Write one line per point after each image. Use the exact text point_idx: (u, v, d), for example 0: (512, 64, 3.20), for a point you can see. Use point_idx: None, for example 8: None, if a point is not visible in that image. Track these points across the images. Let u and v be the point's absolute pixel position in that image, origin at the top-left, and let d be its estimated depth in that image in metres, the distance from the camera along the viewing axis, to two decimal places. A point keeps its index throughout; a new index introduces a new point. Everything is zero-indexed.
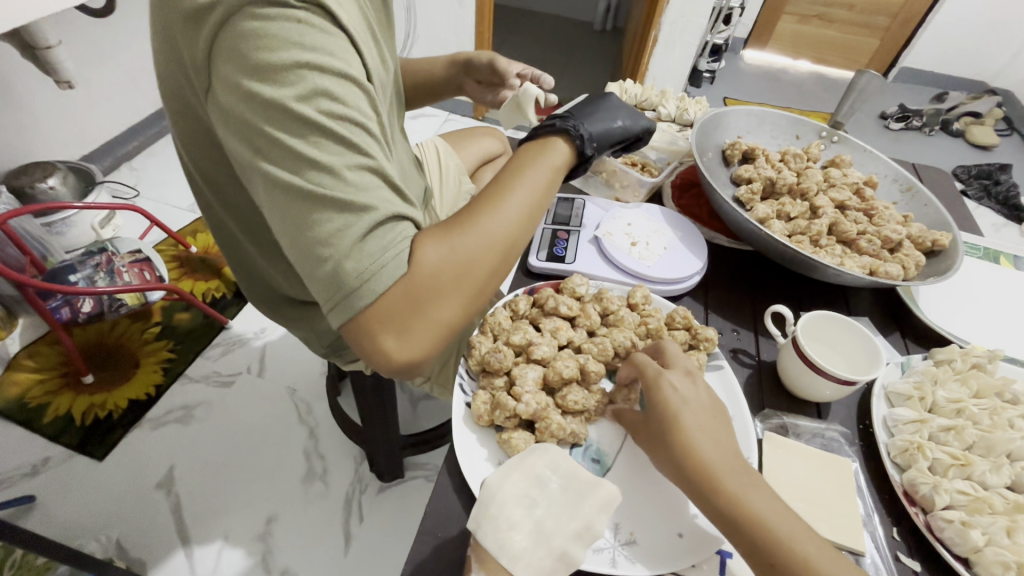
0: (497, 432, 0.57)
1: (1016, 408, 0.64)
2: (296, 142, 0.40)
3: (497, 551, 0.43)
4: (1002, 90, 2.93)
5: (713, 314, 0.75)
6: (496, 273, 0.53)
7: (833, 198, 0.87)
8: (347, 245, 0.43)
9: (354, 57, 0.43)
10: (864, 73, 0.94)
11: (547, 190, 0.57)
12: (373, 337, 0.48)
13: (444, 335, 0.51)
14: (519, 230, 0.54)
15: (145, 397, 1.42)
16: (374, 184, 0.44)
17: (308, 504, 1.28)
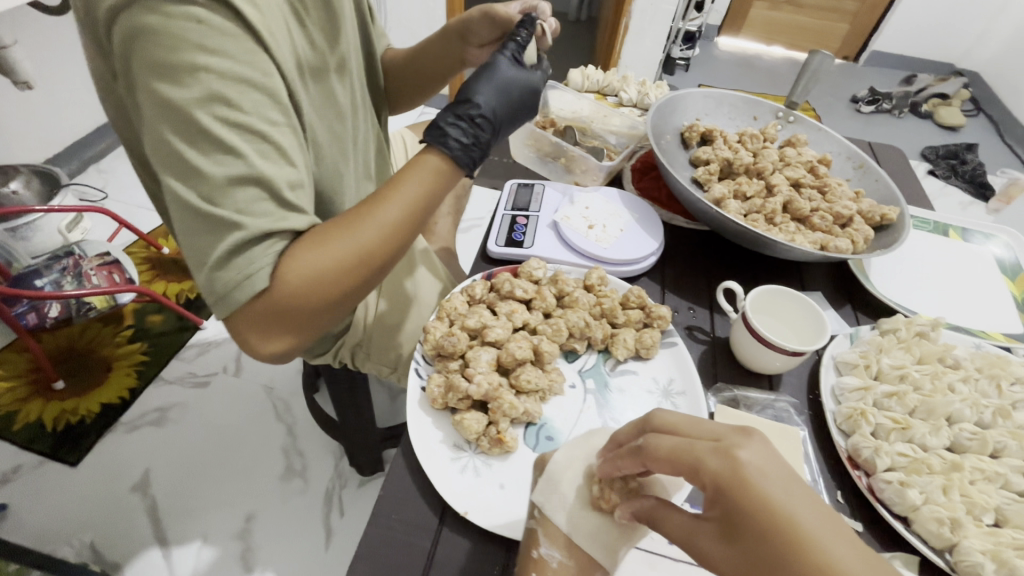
0: (451, 414, 0.58)
1: (956, 372, 0.66)
2: (190, 149, 0.42)
3: (568, 528, 0.45)
4: (968, 72, 2.99)
5: (669, 293, 0.76)
6: (371, 279, 0.54)
7: (788, 176, 0.89)
8: (220, 255, 0.45)
9: (262, 62, 0.45)
10: (817, 53, 0.95)
11: (431, 200, 0.57)
12: (242, 336, 0.50)
13: (312, 332, 0.53)
14: (399, 243, 0.55)
15: (118, 400, 1.40)
16: (258, 199, 0.45)
17: (287, 500, 1.28)
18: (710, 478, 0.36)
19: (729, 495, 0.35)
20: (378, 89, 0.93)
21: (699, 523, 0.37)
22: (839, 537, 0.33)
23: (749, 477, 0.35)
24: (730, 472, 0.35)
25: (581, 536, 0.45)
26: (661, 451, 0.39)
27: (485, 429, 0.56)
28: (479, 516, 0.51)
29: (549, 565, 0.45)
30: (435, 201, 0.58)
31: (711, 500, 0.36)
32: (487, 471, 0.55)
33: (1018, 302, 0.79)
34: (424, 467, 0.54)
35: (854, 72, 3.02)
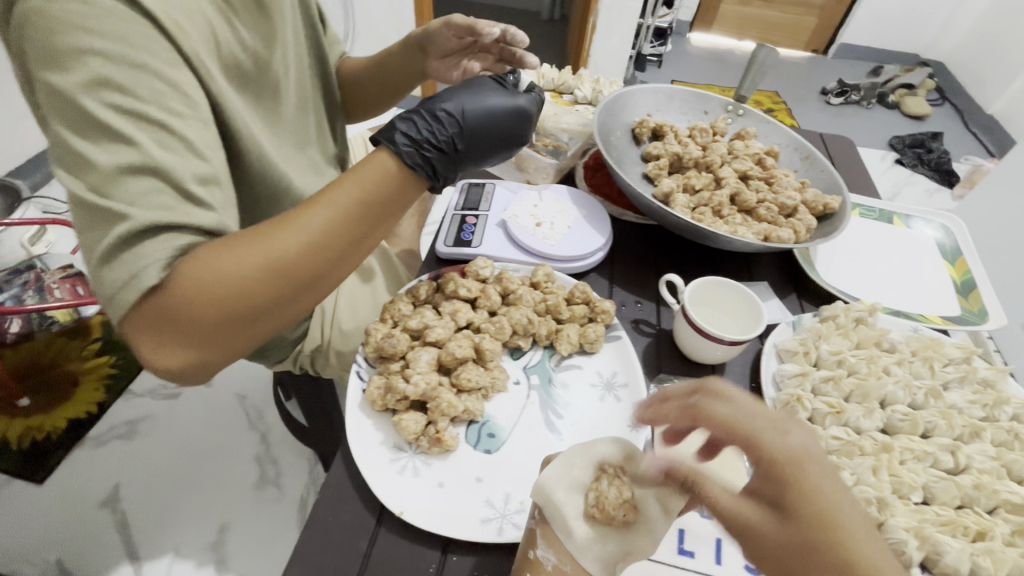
0: (392, 415, 0.58)
1: (891, 356, 0.68)
2: (82, 142, 0.43)
3: (565, 535, 0.41)
4: (934, 62, 3.05)
5: (617, 288, 0.77)
6: (291, 291, 0.50)
7: (736, 168, 0.90)
8: (108, 248, 0.44)
9: (157, 48, 0.47)
10: (763, 47, 0.97)
11: (372, 213, 0.54)
12: (138, 341, 0.47)
13: (217, 342, 0.49)
14: (320, 254, 0.51)
15: (86, 415, 1.38)
16: (151, 189, 0.44)
17: (260, 508, 1.27)
18: (762, 452, 0.36)
19: (775, 466, 0.36)
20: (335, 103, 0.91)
21: (743, 502, 0.36)
22: (885, 543, 0.34)
23: (804, 458, 0.36)
24: (781, 445, 0.36)
25: (577, 547, 0.40)
26: (715, 418, 0.38)
27: (424, 429, 0.56)
28: (414, 516, 0.51)
29: (543, 567, 0.42)
30: (376, 214, 0.54)
31: (756, 472, 0.37)
32: (426, 470, 0.55)
33: (957, 286, 0.81)
34: (362, 469, 0.54)
35: (824, 64, 3.07)
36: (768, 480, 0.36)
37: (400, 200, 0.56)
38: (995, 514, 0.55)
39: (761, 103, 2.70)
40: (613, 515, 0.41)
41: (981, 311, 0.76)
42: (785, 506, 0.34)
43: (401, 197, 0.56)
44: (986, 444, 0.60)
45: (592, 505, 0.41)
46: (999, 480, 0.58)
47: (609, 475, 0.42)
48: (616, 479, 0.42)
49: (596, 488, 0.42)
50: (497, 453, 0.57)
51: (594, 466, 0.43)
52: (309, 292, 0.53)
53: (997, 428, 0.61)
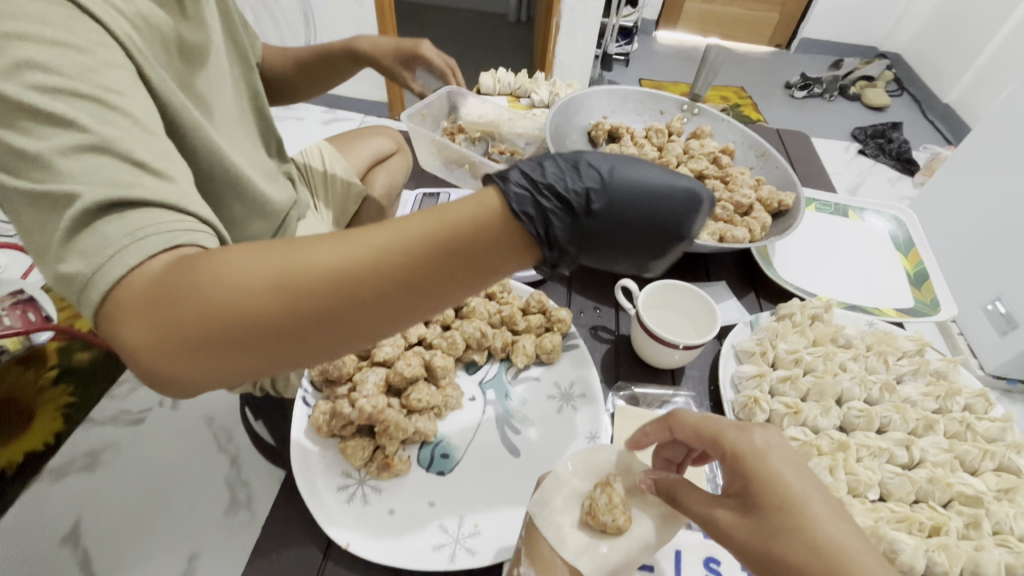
0: (339, 441, 0.56)
1: (847, 351, 0.68)
2: (8, 135, 0.35)
3: (555, 544, 0.44)
4: (891, 54, 3.13)
5: (575, 295, 0.76)
6: (310, 330, 0.34)
7: (691, 168, 0.90)
8: (60, 234, 0.34)
9: (78, 26, 0.40)
10: (713, 46, 0.97)
11: (462, 261, 0.34)
12: (108, 337, 0.35)
13: (197, 369, 0.35)
14: (356, 290, 0.34)
15: (43, 448, 1.19)
16: (101, 165, 0.35)
17: (231, 538, 1.03)
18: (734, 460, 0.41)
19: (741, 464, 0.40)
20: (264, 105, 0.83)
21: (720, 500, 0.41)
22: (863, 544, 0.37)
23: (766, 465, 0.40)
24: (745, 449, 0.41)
25: (568, 555, 0.44)
26: (690, 423, 0.45)
27: (372, 454, 0.54)
28: (361, 547, 0.49)
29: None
30: (470, 265, 0.34)
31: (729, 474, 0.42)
32: (376, 497, 0.53)
33: (911, 277, 0.81)
34: (306, 501, 0.51)
35: (787, 58, 3.12)
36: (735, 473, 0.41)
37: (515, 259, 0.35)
38: (950, 507, 0.55)
39: (728, 98, 2.72)
40: (603, 521, 0.44)
41: (933, 302, 0.77)
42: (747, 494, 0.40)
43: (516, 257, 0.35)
44: (939, 437, 0.60)
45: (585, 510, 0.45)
46: (954, 472, 0.58)
47: (602, 483, 0.46)
48: (609, 487, 0.46)
49: (590, 496, 0.46)
50: (450, 474, 0.55)
51: (594, 478, 0.48)
52: (339, 344, 0.36)
53: (950, 419, 0.62)
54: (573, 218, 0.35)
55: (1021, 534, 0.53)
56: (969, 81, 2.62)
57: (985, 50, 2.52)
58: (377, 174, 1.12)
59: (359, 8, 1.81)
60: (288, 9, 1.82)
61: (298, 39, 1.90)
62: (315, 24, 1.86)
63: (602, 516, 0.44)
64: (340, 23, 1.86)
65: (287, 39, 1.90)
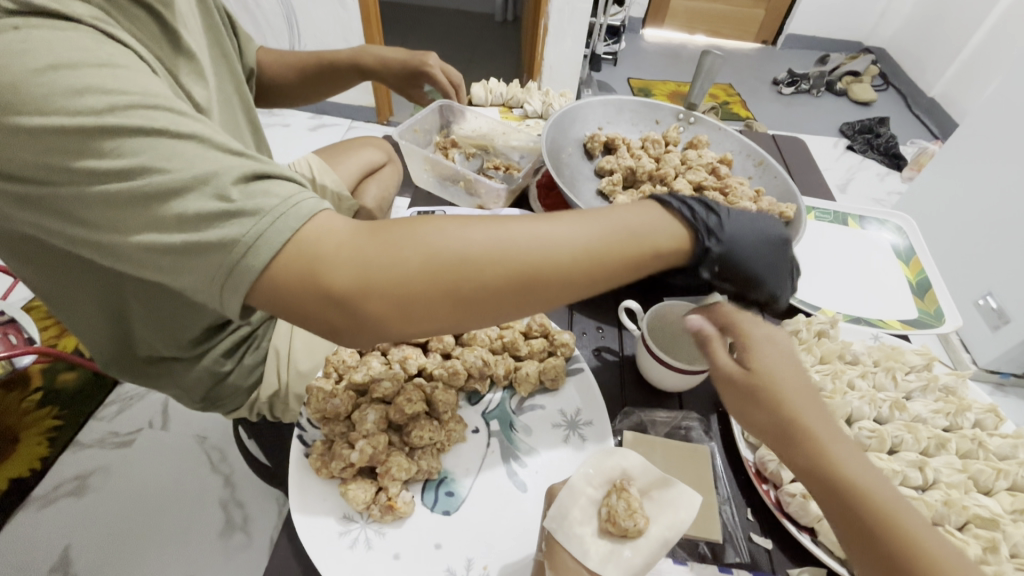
0: (339, 483, 0.54)
1: (855, 368, 0.67)
2: (76, 158, 0.35)
3: (580, 555, 0.46)
4: (875, 49, 3.15)
5: (577, 314, 0.75)
6: (500, 296, 0.40)
7: (690, 180, 0.88)
8: (210, 206, 0.35)
9: (100, 44, 0.39)
10: (708, 53, 0.95)
11: (632, 246, 0.41)
12: (292, 280, 0.37)
13: (381, 317, 0.39)
14: (548, 257, 0.39)
15: (28, 474, 1.12)
16: (214, 158, 0.36)
17: (227, 560, 1.03)
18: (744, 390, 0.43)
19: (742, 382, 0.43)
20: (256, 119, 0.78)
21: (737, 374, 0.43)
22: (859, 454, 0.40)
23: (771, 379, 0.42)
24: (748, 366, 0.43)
25: (594, 564, 0.46)
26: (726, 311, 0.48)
27: (375, 496, 0.52)
28: None
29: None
30: (640, 254, 0.42)
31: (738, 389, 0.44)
32: (380, 541, 0.51)
33: (913, 286, 0.81)
34: (308, 550, 0.49)
35: (773, 55, 3.13)
36: (754, 379, 0.42)
37: (674, 247, 0.43)
38: (966, 530, 0.54)
39: (717, 96, 2.72)
40: (624, 527, 0.47)
41: (937, 312, 0.76)
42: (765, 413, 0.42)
43: (675, 245, 0.43)
44: (952, 456, 0.59)
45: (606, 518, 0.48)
46: (968, 493, 0.57)
47: (618, 489, 0.49)
48: (624, 493, 0.48)
49: (608, 503, 0.48)
50: (455, 514, 0.53)
51: (607, 486, 0.50)
52: (508, 312, 0.41)
53: (962, 437, 0.61)
54: (711, 212, 0.44)
55: None
56: (954, 75, 2.63)
57: (968, 45, 2.54)
58: (367, 187, 1.09)
59: (344, 12, 1.78)
60: (271, 14, 1.78)
61: (281, 43, 1.86)
62: (299, 29, 1.82)
63: (624, 522, 0.46)
64: (326, 28, 1.82)
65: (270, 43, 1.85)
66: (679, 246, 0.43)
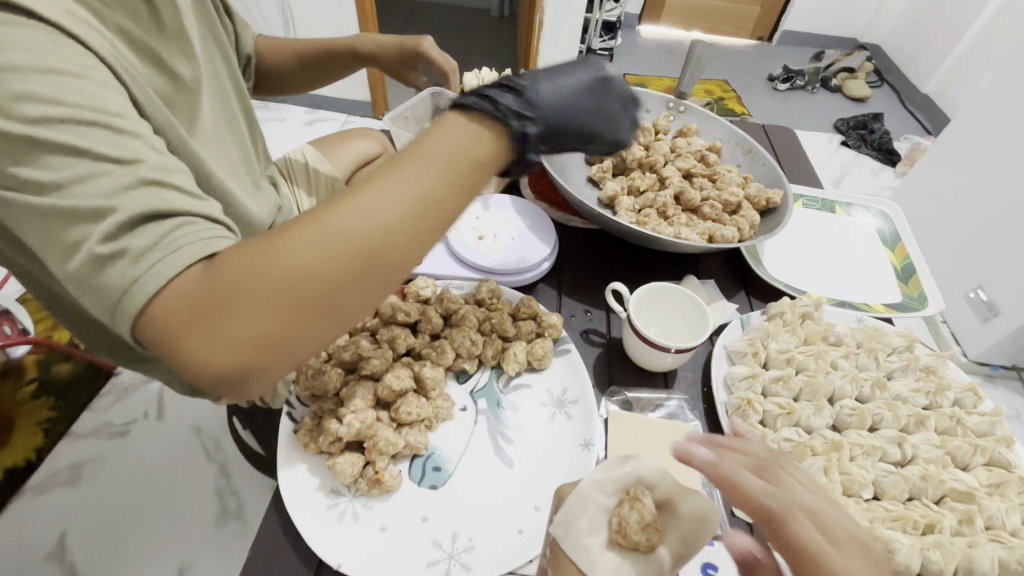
0: (327, 458, 0.54)
1: (838, 349, 0.68)
2: (8, 163, 0.37)
3: (586, 568, 0.41)
4: (871, 45, 3.16)
5: (566, 298, 0.76)
6: (359, 282, 0.42)
7: (679, 167, 0.89)
8: (97, 247, 0.37)
9: (66, 50, 0.41)
10: (698, 42, 0.96)
11: (455, 191, 0.44)
12: (169, 335, 0.39)
13: (268, 356, 0.41)
14: (390, 236, 0.42)
15: (22, 464, 1.13)
16: (126, 189, 0.38)
17: (222, 546, 1.03)
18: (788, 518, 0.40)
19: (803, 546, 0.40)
20: (249, 102, 0.80)
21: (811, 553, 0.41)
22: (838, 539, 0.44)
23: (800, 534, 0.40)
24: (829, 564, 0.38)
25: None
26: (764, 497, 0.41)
27: (362, 470, 0.53)
28: (353, 567, 0.48)
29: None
30: (463, 189, 0.45)
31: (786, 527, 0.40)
32: (367, 514, 0.52)
33: (898, 272, 0.82)
34: (297, 522, 0.50)
35: (769, 51, 3.14)
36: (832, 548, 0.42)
37: (489, 153, 0.46)
38: (943, 504, 0.56)
39: (712, 92, 2.73)
40: (636, 540, 0.41)
41: (921, 296, 0.78)
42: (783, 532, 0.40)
43: (489, 151, 0.46)
44: (930, 433, 0.60)
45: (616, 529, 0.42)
46: (945, 468, 0.58)
47: (630, 498, 0.42)
48: (637, 503, 0.42)
49: (619, 513, 0.42)
50: (442, 488, 0.54)
51: (620, 493, 0.44)
52: (376, 290, 0.44)
53: (940, 415, 0.62)
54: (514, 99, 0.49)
55: (1013, 528, 0.54)
56: (949, 70, 2.64)
57: (962, 40, 2.55)
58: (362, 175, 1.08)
59: (339, 6, 1.78)
60: (267, 8, 1.78)
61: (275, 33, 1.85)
62: (294, 22, 1.82)
63: (635, 535, 0.40)
64: (320, 22, 1.82)
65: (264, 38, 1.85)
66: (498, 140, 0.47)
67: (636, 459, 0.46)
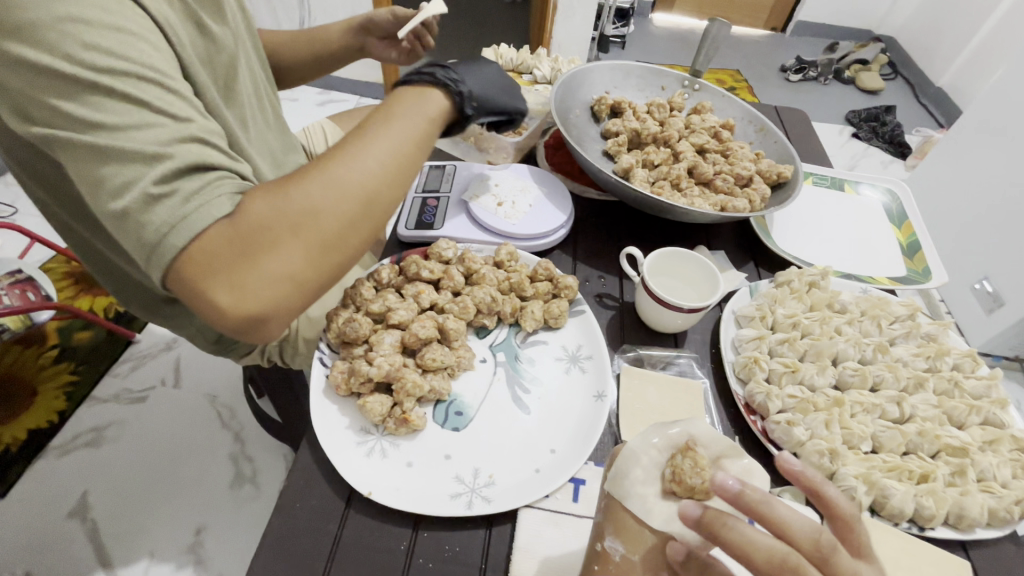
0: (357, 399, 0.58)
1: (842, 316, 0.70)
2: (71, 104, 0.40)
3: (642, 516, 0.44)
4: (886, 37, 3.13)
5: (580, 264, 0.79)
6: (362, 220, 0.51)
7: (693, 142, 0.91)
8: (142, 189, 0.41)
9: (126, 9, 0.44)
10: (715, 21, 0.97)
11: (421, 143, 0.55)
12: (208, 276, 0.45)
13: (293, 290, 0.48)
14: (383, 180, 0.52)
15: (46, 425, 1.16)
16: (177, 139, 0.43)
17: (238, 507, 1.07)
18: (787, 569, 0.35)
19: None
20: (270, 72, 0.83)
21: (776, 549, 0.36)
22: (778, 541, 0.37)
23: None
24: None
25: (657, 522, 0.43)
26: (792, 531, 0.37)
27: (390, 410, 0.56)
28: (383, 496, 0.51)
29: (612, 558, 0.44)
30: (427, 142, 0.56)
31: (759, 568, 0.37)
32: (394, 451, 0.55)
33: (904, 247, 0.84)
34: (329, 455, 0.53)
35: (783, 42, 3.12)
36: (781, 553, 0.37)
37: (440, 111, 0.58)
38: (937, 458, 0.59)
39: (724, 82, 2.73)
40: (690, 486, 0.43)
41: (925, 270, 0.80)
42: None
43: (440, 109, 0.58)
44: (928, 394, 0.63)
45: (670, 478, 0.44)
46: (942, 426, 0.61)
47: (683, 448, 0.45)
48: (690, 452, 0.44)
49: (673, 463, 0.44)
50: (464, 429, 0.58)
51: (672, 448, 0.46)
52: (373, 229, 0.53)
53: (939, 377, 0.65)
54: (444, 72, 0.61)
55: (1003, 481, 0.57)
56: (963, 64, 2.63)
57: (978, 34, 2.53)
58: None
59: None
60: None
61: (291, 19, 1.87)
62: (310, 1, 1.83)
63: (690, 481, 0.42)
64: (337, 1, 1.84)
65: (281, 19, 1.87)
66: (441, 99, 0.58)
67: (685, 419, 0.47)
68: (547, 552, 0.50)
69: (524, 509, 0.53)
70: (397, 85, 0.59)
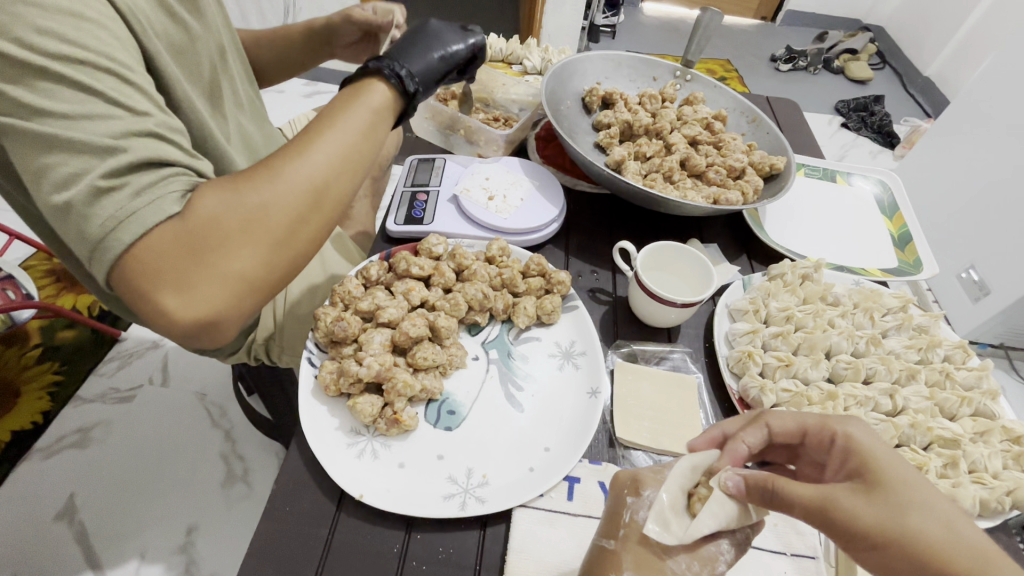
0: (347, 400, 0.57)
1: (835, 308, 0.70)
2: (18, 90, 0.38)
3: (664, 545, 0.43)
4: (875, 26, 3.13)
5: (572, 259, 0.78)
6: (313, 216, 0.50)
7: (685, 134, 0.90)
8: (90, 183, 0.40)
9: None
10: (706, 10, 0.96)
11: (371, 135, 0.53)
12: (151, 279, 0.42)
13: (245, 290, 0.47)
14: (334, 175, 0.50)
15: (30, 426, 1.13)
16: (133, 133, 0.41)
17: (230, 507, 1.06)
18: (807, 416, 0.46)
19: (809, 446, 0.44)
20: (250, 72, 0.81)
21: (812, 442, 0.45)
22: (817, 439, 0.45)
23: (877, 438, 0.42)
24: (916, 524, 0.37)
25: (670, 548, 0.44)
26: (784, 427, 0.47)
27: (380, 411, 0.55)
28: (376, 498, 0.50)
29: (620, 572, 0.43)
30: (379, 135, 0.55)
31: (836, 460, 0.43)
32: (386, 452, 0.54)
33: (895, 239, 0.84)
34: (319, 457, 0.52)
35: (772, 31, 3.11)
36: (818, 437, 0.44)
37: (392, 101, 0.56)
38: (930, 449, 0.59)
39: (715, 72, 2.72)
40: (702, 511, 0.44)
41: (916, 262, 0.80)
42: (891, 557, 0.37)
43: (390, 99, 0.55)
44: (920, 385, 0.64)
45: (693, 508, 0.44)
46: (934, 417, 0.62)
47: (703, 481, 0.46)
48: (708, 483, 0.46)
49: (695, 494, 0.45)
50: (457, 429, 0.57)
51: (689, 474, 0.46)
52: (325, 226, 0.52)
53: (931, 369, 0.65)
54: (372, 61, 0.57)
55: (994, 471, 0.57)
56: (951, 53, 2.63)
57: (966, 23, 2.54)
58: None
59: None
60: None
61: None
62: None
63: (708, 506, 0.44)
64: None
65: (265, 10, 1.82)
66: (378, 87, 0.55)
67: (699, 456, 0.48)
68: (542, 552, 0.49)
69: (518, 509, 0.52)
70: (344, 83, 0.57)
